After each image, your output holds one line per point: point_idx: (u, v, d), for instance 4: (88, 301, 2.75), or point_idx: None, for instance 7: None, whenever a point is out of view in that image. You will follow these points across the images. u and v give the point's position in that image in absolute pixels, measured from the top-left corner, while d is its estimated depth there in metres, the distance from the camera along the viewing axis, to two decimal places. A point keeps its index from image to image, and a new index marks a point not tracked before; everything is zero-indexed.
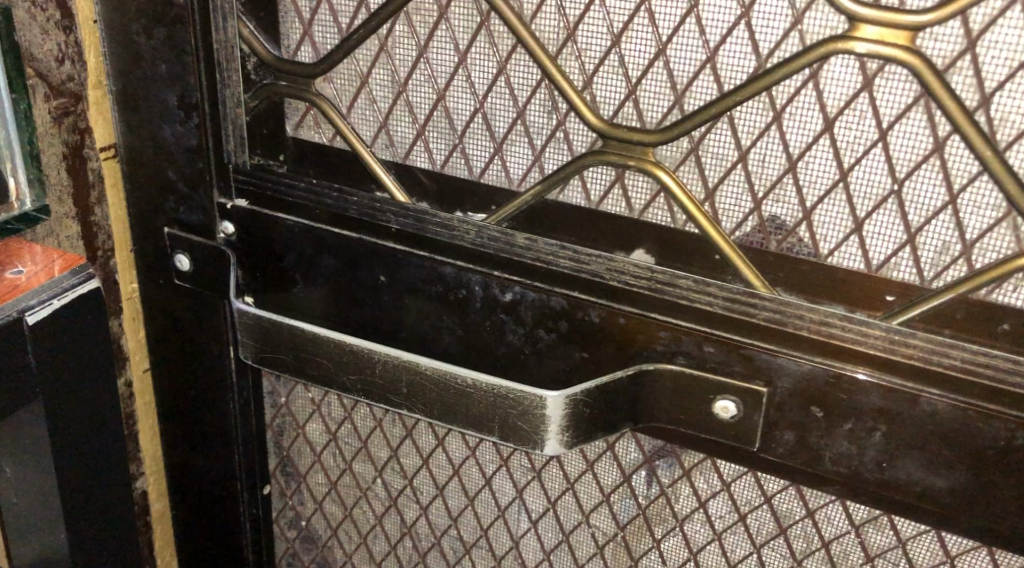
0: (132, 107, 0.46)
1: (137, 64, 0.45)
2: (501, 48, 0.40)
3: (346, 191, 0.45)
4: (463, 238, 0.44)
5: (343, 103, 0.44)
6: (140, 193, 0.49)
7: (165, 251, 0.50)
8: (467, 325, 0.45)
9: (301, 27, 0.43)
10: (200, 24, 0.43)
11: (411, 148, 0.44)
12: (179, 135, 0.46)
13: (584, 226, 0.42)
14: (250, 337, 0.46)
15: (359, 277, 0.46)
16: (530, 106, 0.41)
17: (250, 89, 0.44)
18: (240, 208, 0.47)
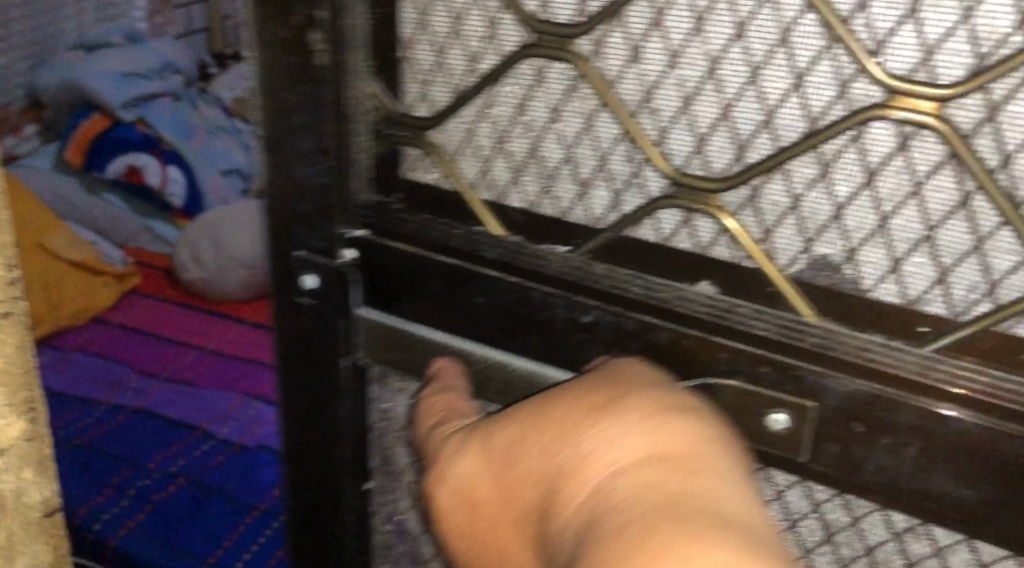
0: (275, 151, 0.54)
1: (282, 115, 0.52)
2: (588, 107, 0.48)
3: (451, 225, 0.52)
4: (549, 267, 0.50)
5: (450, 147, 0.52)
6: (276, 220, 0.56)
7: (291, 271, 0.57)
8: (551, 344, 0.52)
9: (420, 86, 0.51)
10: (336, 82, 0.50)
11: (507, 189, 0.51)
12: (313, 174, 0.53)
13: (653, 260, 0.49)
14: (371, 338, 0.57)
15: (457, 299, 0.53)
16: (612, 156, 0.48)
17: (377, 137, 0.53)
18: (359, 238, 0.54)
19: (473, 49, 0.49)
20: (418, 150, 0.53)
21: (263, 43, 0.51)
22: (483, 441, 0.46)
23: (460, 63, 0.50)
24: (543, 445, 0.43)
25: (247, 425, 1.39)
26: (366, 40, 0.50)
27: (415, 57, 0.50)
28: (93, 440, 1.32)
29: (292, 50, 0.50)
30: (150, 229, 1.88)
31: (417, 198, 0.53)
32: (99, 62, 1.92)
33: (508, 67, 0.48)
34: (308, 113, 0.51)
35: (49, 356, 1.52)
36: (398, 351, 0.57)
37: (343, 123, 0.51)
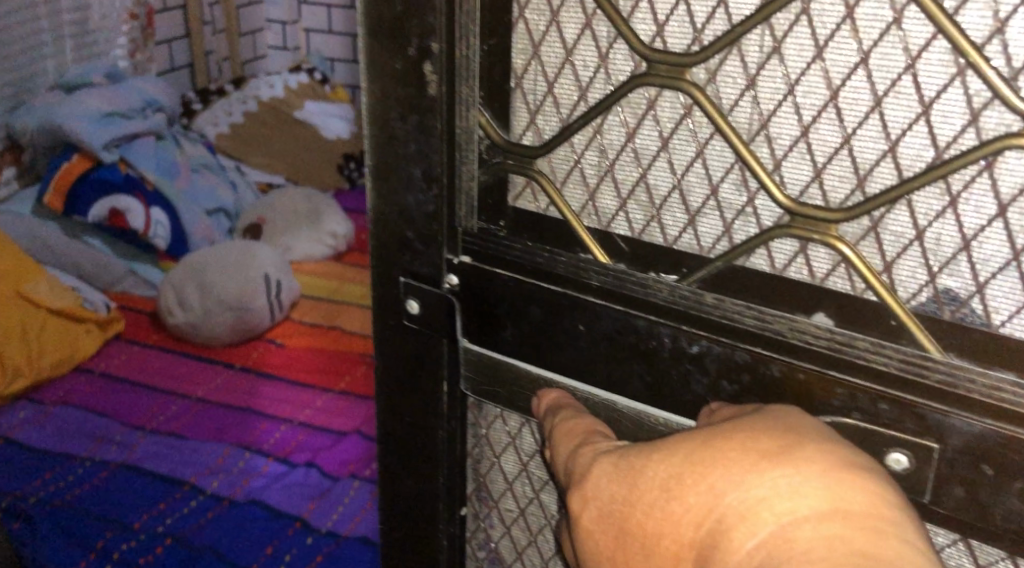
0: (384, 178, 0.55)
1: (392, 144, 0.53)
2: (700, 135, 0.47)
3: (556, 252, 0.52)
4: (656, 295, 0.50)
5: (557, 176, 0.52)
6: (384, 245, 0.57)
7: (398, 295, 0.58)
8: (655, 375, 0.50)
9: (528, 116, 0.52)
10: (447, 108, 0.51)
11: (614, 218, 0.51)
12: (420, 202, 0.54)
13: (765, 292, 0.48)
14: (472, 370, 0.57)
15: (555, 330, 0.53)
16: (723, 185, 0.48)
17: (483, 165, 0.53)
18: (465, 265, 0.55)
19: (582, 78, 0.49)
20: (524, 178, 0.53)
21: (375, 72, 0.52)
22: (638, 470, 0.45)
23: (569, 91, 0.50)
24: (709, 479, 0.42)
25: (236, 479, 1.38)
26: (478, 70, 0.50)
27: (525, 87, 0.51)
28: (72, 500, 1.30)
29: (405, 80, 0.51)
30: (138, 273, 1.87)
31: (521, 227, 0.53)
32: (73, 102, 1.85)
33: (620, 94, 0.48)
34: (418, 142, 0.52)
35: (26, 412, 1.49)
36: (495, 381, 0.57)
37: (454, 150, 0.52)
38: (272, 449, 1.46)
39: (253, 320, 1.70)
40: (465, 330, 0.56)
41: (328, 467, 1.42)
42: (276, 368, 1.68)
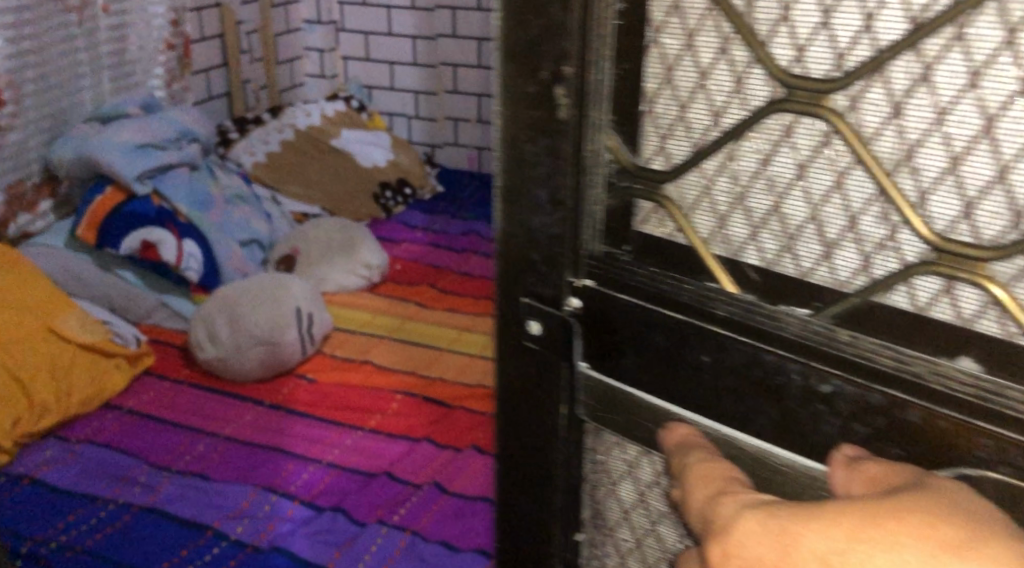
0: (514, 199, 0.56)
1: (518, 164, 0.54)
2: (838, 164, 0.46)
3: (683, 279, 0.52)
4: (786, 330, 0.48)
5: (685, 202, 0.52)
6: (510, 267, 0.58)
7: (520, 317, 0.59)
8: (781, 412, 0.49)
9: (658, 138, 0.51)
10: (577, 132, 0.51)
11: (743, 244, 0.50)
12: (546, 223, 0.55)
13: (905, 333, 0.46)
14: (589, 397, 0.57)
15: (674, 359, 0.52)
16: (863, 217, 0.46)
17: (610, 190, 0.53)
18: (589, 288, 0.55)
19: (714, 102, 0.49)
20: (650, 203, 0.53)
21: (507, 94, 0.53)
22: (795, 534, 0.43)
23: (699, 114, 0.50)
24: (887, 553, 0.40)
25: (262, 524, 1.42)
26: (607, 93, 0.51)
27: (656, 111, 0.51)
28: (93, 547, 1.35)
29: (534, 103, 0.52)
30: (170, 307, 1.96)
31: (648, 252, 0.53)
32: (108, 134, 1.94)
33: (753, 120, 0.48)
34: (545, 164, 0.53)
35: (52, 451, 1.56)
36: (609, 408, 0.56)
37: (578, 173, 0.52)
38: (299, 492, 1.50)
39: (285, 353, 1.77)
40: (581, 353, 0.56)
41: (356, 513, 1.46)
42: (306, 405, 1.74)
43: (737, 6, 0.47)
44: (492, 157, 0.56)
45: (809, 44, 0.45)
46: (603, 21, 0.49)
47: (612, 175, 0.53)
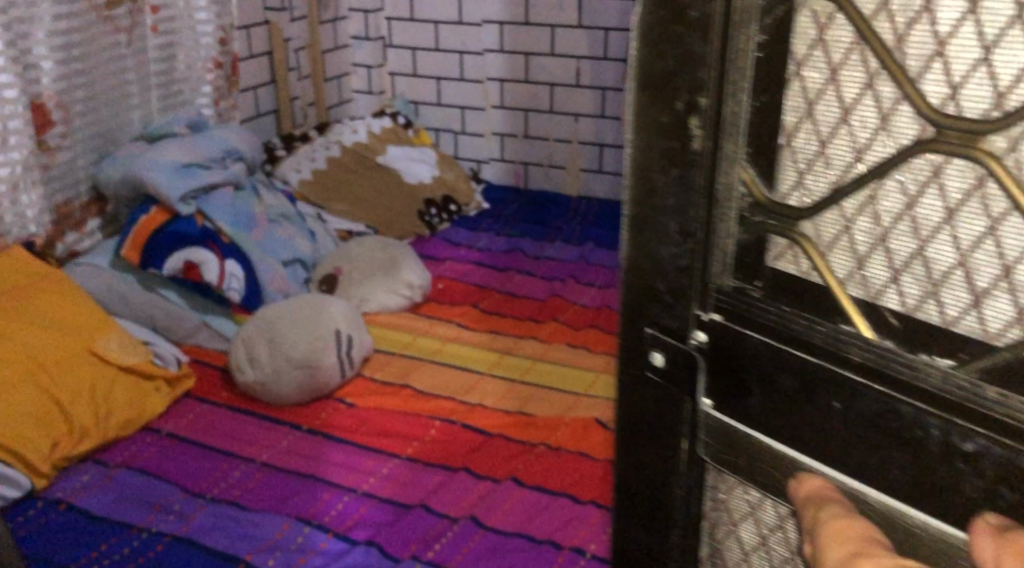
0: (641, 229, 1.14)
1: (646, 198, 1.11)
2: (983, 211, 0.87)
3: (819, 323, 1.00)
4: (932, 380, 0.91)
5: (826, 234, 1.00)
6: (633, 298, 1.19)
7: (652, 345, 1.18)
8: (916, 465, 0.93)
9: (799, 171, 1.00)
10: (708, 192, 1.05)
11: (883, 282, 0.96)
12: (673, 253, 1.11)
13: (964, 337, 0.90)
14: (787, 432, 1.04)
15: (809, 383, 1.00)
16: (1002, 238, 0.86)
17: (740, 223, 1.05)
18: (712, 318, 1.09)
19: (870, 145, 0.93)
20: (786, 242, 1.03)
21: (650, 117, 1.07)
22: None
23: (851, 146, 0.95)
24: None
25: None
26: (743, 124, 1.01)
27: (797, 141, 0.99)
28: None
29: (674, 137, 1.05)
30: None
31: (770, 288, 1.05)
32: None
33: (914, 152, 0.90)
34: (674, 194, 1.08)
35: None
36: (767, 425, 1.06)
37: (713, 200, 1.05)
38: None
39: None
40: (714, 364, 1.11)
41: None
42: None
43: (888, 46, 0.89)
44: (623, 202, 1.15)
45: (954, 85, 0.86)
46: (745, 49, 0.98)
47: (745, 207, 1.04)
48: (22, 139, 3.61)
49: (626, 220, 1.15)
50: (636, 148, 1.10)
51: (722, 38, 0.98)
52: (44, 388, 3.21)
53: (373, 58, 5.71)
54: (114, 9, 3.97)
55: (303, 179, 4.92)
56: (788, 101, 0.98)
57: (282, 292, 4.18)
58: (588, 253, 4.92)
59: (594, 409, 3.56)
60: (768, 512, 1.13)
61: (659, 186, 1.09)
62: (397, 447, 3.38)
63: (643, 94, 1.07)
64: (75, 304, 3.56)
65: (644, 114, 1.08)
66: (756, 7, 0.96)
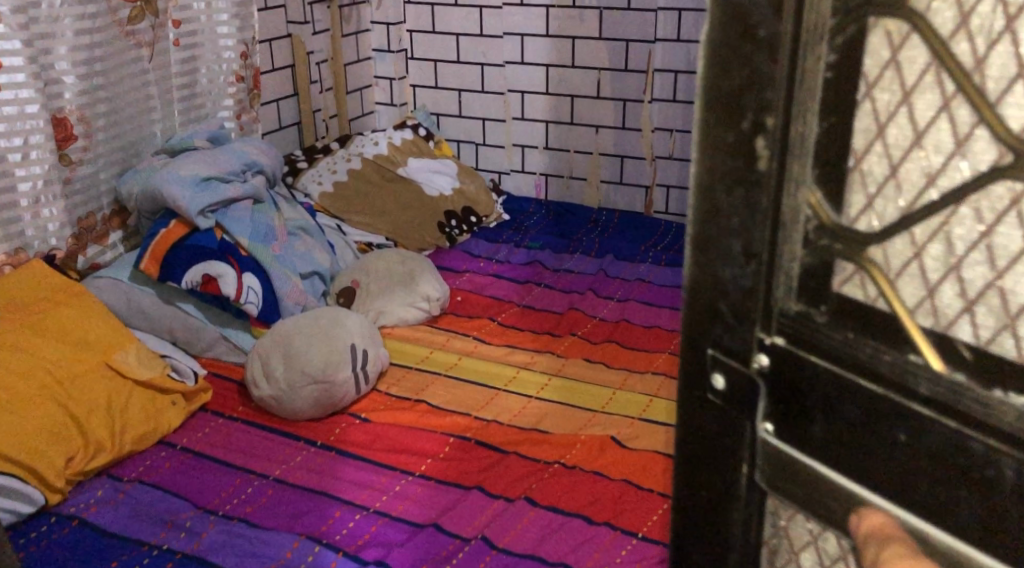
0: (705, 249, 1.15)
1: (710, 218, 1.13)
2: None
3: (886, 354, 1.01)
4: (1009, 421, 0.92)
5: (894, 264, 1.01)
6: (693, 317, 1.20)
7: (712, 366, 1.19)
8: (986, 507, 0.94)
9: (868, 196, 1.01)
10: (773, 213, 1.06)
11: (955, 314, 0.97)
12: (735, 271, 1.12)
13: None
14: (855, 464, 1.05)
15: (876, 411, 1.01)
16: None
17: (805, 245, 1.06)
18: (775, 342, 1.10)
19: (944, 171, 0.94)
20: (853, 268, 1.04)
21: (719, 131, 1.08)
22: None
23: (923, 170, 0.96)
24: None
25: None
26: (810, 146, 1.02)
27: (863, 163, 1.00)
28: None
29: (740, 157, 1.07)
30: None
31: (834, 316, 1.06)
32: None
33: (990, 180, 0.91)
34: (739, 215, 1.09)
35: None
36: (832, 452, 1.06)
37: (778, 223, 1.07)
38: None
39: None
40: (777, 389, 1.11)
41: None
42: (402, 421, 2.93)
43: (962, 66, 0.91)
44: (686, 223, 1.17)
45: None
46: (815, 66, 0.99)
47: (810, 230, 1.06)
48: (43, 153, 3.63)
49: (690, 238, 1.16)
50: (701, 168, 1.12)
51: (790, 62, 1.00)
52: (62, 403, 3.26)
53: (395, 70, 5.75)
54: (137, 24, 4.00)
55: (323, 193, 4.96)
56: (856, 123, 0.99)
57: (299, 305, 4.15)
58: (607, 265, 4.92)
59: (610, 428, 3.52)
60: (831, 542, 1.12)
61: (723, 206, 1.11)
62: (410, 465, 3.37)
63: (708, 113, 1.09)
64: (95, 321, 3.63)
65: (708, 134, 1.10)
66: (826, 25, 0.98)
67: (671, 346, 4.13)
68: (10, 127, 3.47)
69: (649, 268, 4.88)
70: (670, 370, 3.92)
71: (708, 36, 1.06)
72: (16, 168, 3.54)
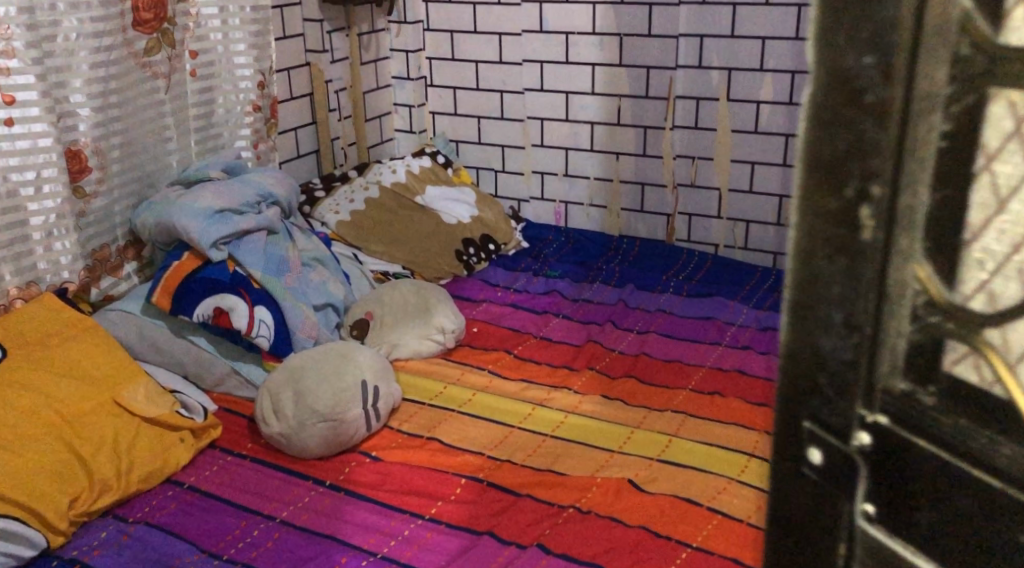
0: (802, 316, 1.08)
1: (809, 285, 1.06)
2: None
3: (1004, 445, 0.94)
4: None
5: (1013, 348, 0.94)
6: (787, 385, 1.13)
7: (807, 439, 1.12)
8: None
9: (985, 274, 0.94)
10: (879, 287, 1.00)
11: None
12: (835, 343, 1.05)
13: None
14: (971, 556, 0.99)
15: (987, 503, 0.96)
16: None
17: (912, 323, 1.00)
18: (876, 421, 1.03)
19: None
20: (966, 347, 0.97)
21: (818, 196, 1.02)
22: None
23: None
24: None
25: None
26: (920, 219, 0.96)
27: (981, 240, 0.94)
28: None
29: (842, 225, 1.00)
30: None
31: (944, 398, 0.99)
32: None
33: None
34: (840, 284, 1.03)
35: None
36: (945, 539, 1.01)
37: (883, 296, 1.00)
38: None
39: None
40: (879, 469, 1.04)
41: None
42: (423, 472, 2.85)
43: None
44: (784, 288, 1.10)
45: None
46: (928, 136, 0.93)
47: (919, 305, 0.99)
48: (56, 187, 3.59)
49: (786, 304, 1.09)
50: (800, 233, 1.05)
51: (900, 130, 0.94)
52: (69, 442, 3.21)
53: (414, 98, 5.70)
54: (153, 55, 3.97)
55: (341, 221, 4.92)
56: (973, 197, 0.93)
57: (311, 338, 4.07)
58: (627, 295, 4.84)
59: (626, 470, 3.41)
60: None
61: (824, 274, 1.04)
62: (421, 507, 3.28)
63: (808, 178, 1.02)
64: (103, 357, 3.58)
65: (807, 199, 1.03)
66: (941, 95, 0.91)
67: (692, 382, 4.02)
68: (23, 161, 3.44)
69: (669, 299, 4.78)
70: (690, 408, 3.81)
71: (811, 100, 1.00)
72: (28, 202, 3.51)
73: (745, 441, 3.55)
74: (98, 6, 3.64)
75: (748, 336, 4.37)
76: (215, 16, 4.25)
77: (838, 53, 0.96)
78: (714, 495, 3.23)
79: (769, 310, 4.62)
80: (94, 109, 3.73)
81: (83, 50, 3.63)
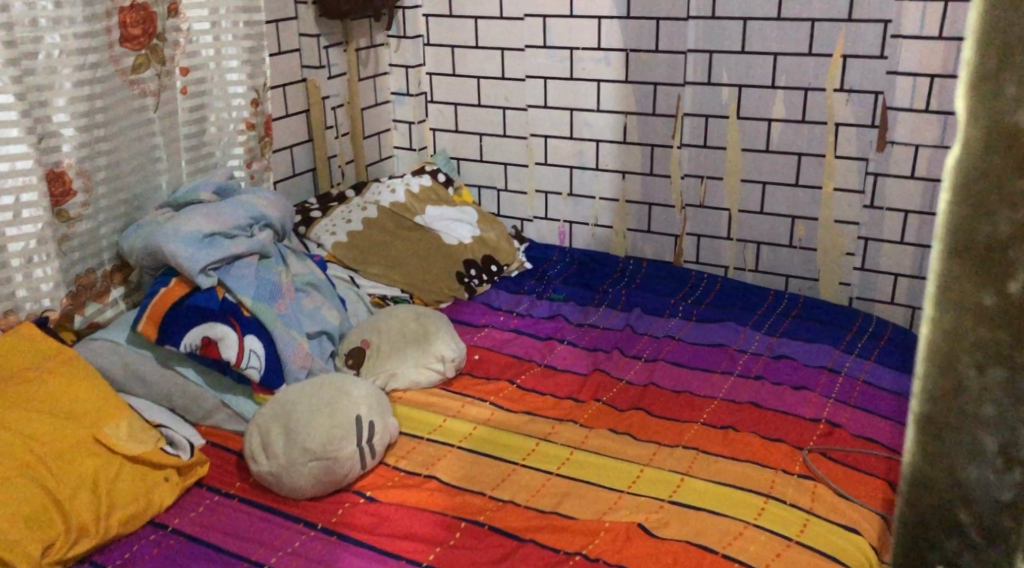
0: (938, 443, 0.80)
1: (948, 400, 0.78)
2: None
3: None
4: None
5: None
6: (912, 520, 0.86)
7: None
8: None
9: None
10: None
11: None
12: (993, 478, 0.78)
13: None
14: None
15: None
16: None
17: None
18: None
19: None
20: None
21: (969, 288, 0.74)
22: None
23: None
24: None
25: None
26: None
27: None
28: None
29: (1004, 326, 0.73)
30: None
31: None
32: None
33: None
34: (998, 402, 0.75)
35: None
36: None
37: None
38: None
39: None
40: None
41: None
42: None
43: None
44: (908, 398, 0.81)
45: None
46: None
47: None
48: (37, 212, 3.41)
49: (912, 419, 0.82)
50: (936, 330, 0.77)
51: None
52: (45, 484, 3.01)
53: (414, 114, 5.52)
54: (141, 72, 3.79)
55: (337, 243, 4.73)
56: None
57: (305, 368, 3.84)
58: (635, 320, 4.65)
59: (637, 513, 3.22)
60: None
61: (972, 388, 0.76)
62: (417, 553, 3.07)
63: (951, 261, 0.74)
64: (82, 392, 3.37)
65: (951, 289, 0.75)
66: None
67: (704, 415, 3.82)
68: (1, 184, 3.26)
69: (678, 324, 4.59)
70: (702, 443, 3.62)
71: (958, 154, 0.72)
72: (6, 228, 3.31)
73: (762, 480, 3.36)
74: (83, 22, 3.46)
75: (761, 365, 4.17)
76: (206, 31, 4.07)
77: (999, 93, 0.69)
78: (731, 540, 3.04)
79: (782, 337, 4.42)
80: (78, 129, 3.54)
81: (67, 68, 3.45)
